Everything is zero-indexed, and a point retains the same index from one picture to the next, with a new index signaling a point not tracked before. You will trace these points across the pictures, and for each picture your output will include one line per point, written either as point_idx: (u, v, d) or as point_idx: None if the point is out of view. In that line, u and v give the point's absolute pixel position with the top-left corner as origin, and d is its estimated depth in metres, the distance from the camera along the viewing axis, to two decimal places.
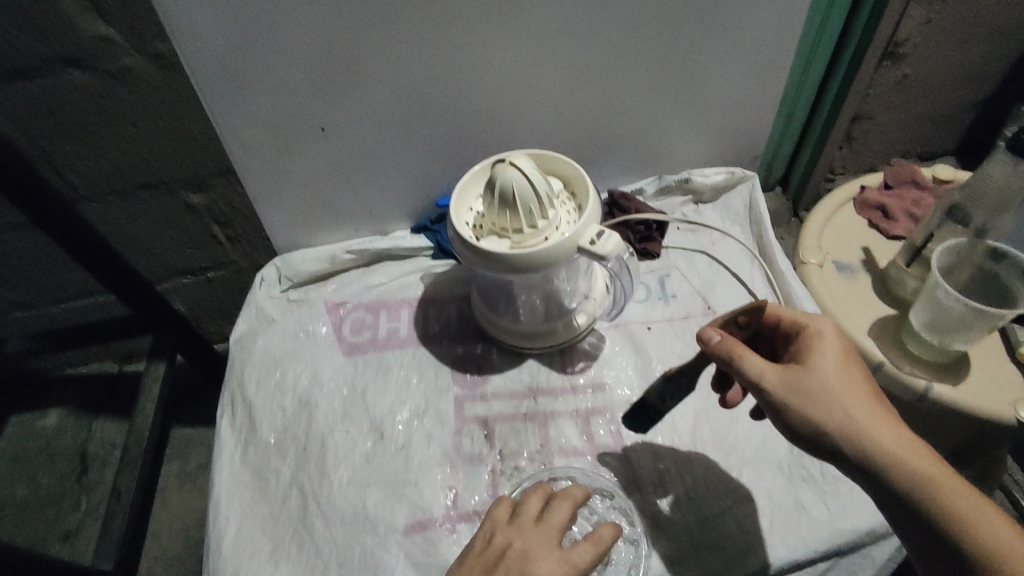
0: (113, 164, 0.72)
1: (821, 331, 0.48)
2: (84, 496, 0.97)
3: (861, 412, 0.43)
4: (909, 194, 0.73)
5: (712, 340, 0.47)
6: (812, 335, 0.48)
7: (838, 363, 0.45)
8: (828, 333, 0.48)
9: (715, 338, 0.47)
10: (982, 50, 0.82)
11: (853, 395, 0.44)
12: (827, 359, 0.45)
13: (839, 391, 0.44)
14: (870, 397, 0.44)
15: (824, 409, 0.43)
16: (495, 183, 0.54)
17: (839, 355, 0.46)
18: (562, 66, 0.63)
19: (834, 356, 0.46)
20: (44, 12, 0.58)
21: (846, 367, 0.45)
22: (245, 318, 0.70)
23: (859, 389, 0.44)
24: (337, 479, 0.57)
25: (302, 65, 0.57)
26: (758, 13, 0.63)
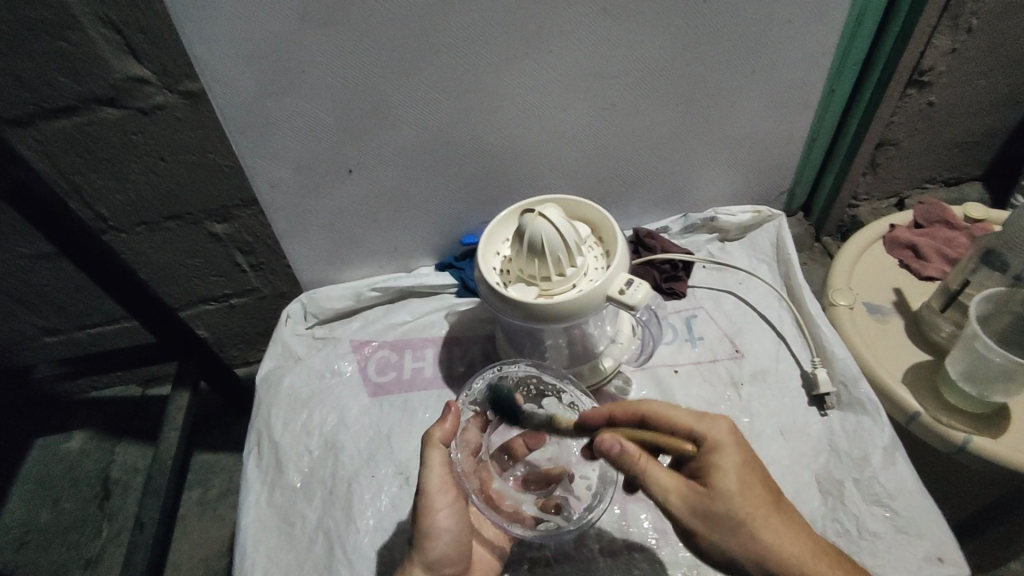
0: (139, 196, 0.73)
1: (720, 444, 0.44)
2: (105, 523, 0.95)
3: (774, 533, 0.42)
4: (942, 234, 0.72)
5: (612, 452, 0.45)
6: (711, 447, 0.44)
7: (739, 482, 0.42)
8: (725, 440, 0.44)
9: (615, 450, 0.45)
10: (1008, 82, 0.81)
11: (760, 516, 0.42)
12: (725, 479, 0.42)
13: (749, 518, 0.42)
14: (776, 512, 0.42)
15: (736, 532, 0.42)
16: (524, 231, 0.55)
17: (739, 465, 0.43)
18: (588, 105, 0.63)
19: (734, 473, 0.43)
20: (78, 54, 0.59)
21: (749, 477, 0.43)
22: (271, 356, 0.71)
23: (765, 507, 0.42)
24: (364, 525, 0.58)
25: (331, 110, 0.57)
26: (782, 54, 0.63)
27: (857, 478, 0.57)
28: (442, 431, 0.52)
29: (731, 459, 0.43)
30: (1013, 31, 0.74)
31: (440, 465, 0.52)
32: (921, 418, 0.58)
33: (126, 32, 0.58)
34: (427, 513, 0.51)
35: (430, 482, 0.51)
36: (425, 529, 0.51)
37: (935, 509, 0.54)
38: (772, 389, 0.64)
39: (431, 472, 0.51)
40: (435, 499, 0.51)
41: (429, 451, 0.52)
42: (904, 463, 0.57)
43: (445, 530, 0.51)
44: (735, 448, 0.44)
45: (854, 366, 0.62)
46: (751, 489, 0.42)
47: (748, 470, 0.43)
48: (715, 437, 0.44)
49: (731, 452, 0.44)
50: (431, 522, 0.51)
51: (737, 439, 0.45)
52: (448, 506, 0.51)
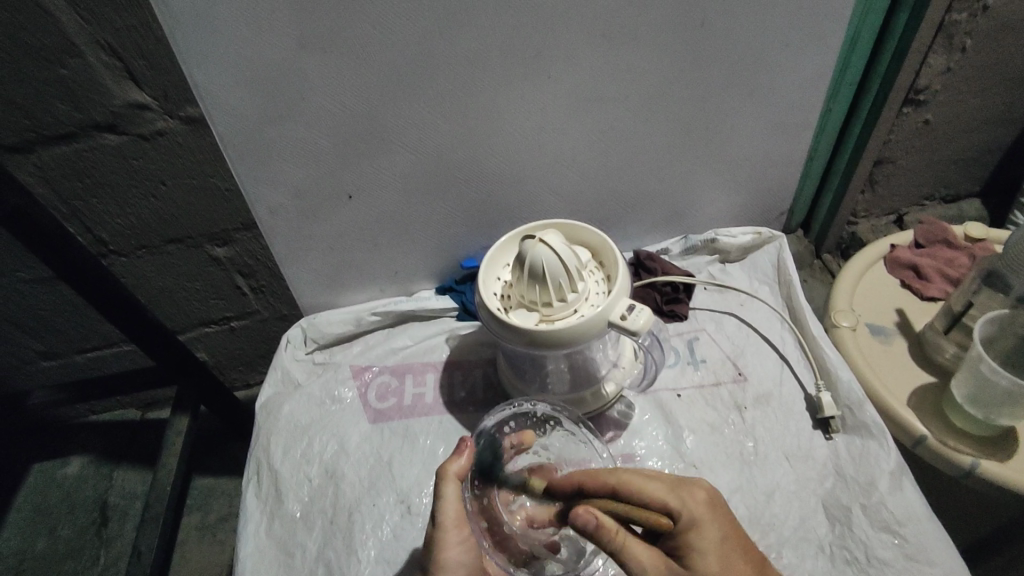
0: (142, 222, 0.73)
1: (698, 520, 0.45)
2: (104, 549, 0.94)
3: None
4: (942, 254, 0.73)
5: (588, 526, 0.44)
6: (688, 525, 0.45)
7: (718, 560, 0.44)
8: (702, 516, 0.46)
9: (592, 524, 0.43)
10: (1001, 100, 0.82)
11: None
12: (703, 560, 0.44)
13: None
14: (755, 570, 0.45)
15: None
16: (524, 257, 0.55)
17: (718, 539, 0.45)
18: (587, 130, 0.63)
19: (713, 554, 0.44)
20: (83, 82, 0.60)
21: (725, 554, 0.45)
22: (271, 381, 0.71)
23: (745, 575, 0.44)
24: (365, 555, 0.57)
25: (330, 135, 0.57)
26: (780, 76, 0.63)
27: (864, 503, 0.56)
28: (457, 465, 0.52)
29: (709, 537, 0.45)
30: (1006, 51, 0.75)
31: (455, 500, 0.51)
32: (928, 441, 0.58)
33: (126, 59, 0.58)
34: (442, 546, 0.50)
35: (445, 514, 0.50)
36: (436, 562, 0.50)
37: (944, 535, 0.54)
38: (776, 412, 0.64)
39: (446, 506, 0.51)
40: (449, 532, 0.50)
41: (443, 485, 0.51)
42: (912, 487, 0.56)
43: (458, 565, 0.50)
44: (713, 521, 0.46)
45: (859, 389, 0.62)
46: (728, 565, 0.44)
47: (727, 547, 0.45)
48: (693, 514, 0.45)
49: (708, 529, 0.45)
50: (443, 556, 0.50)
51: (714, 513, 0.46)
52: (461, 541, 0.50)
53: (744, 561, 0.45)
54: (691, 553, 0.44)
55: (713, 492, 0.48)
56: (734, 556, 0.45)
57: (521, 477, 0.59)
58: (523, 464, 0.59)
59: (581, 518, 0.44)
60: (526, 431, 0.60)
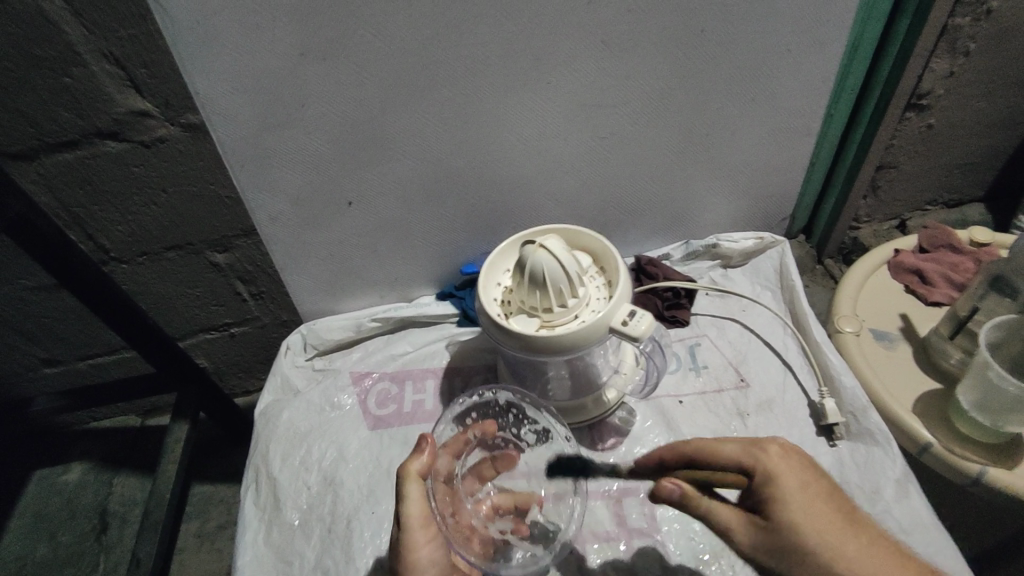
0: (142, 228, 0.72)
1: (773, 472, 0.43)
2: (102, 557, 0.93)
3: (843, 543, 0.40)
4: (946, 258, 0.72)
5: (674, 495, 0.45)
6: (764, 478, 0.43)
7: (801, 509, 0.41)
8: (779, 467, 0.43)
9: (676, 492, 0.45)
10: (1005, 105, 0.81)
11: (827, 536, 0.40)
12: (780, 508, 0.41)
13: (816, 538, 0.40)
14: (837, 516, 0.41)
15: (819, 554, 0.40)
16: (525, 263, 0.54)
17: (800, 487, 0.42)
18: (588, 135, 0.63)
19: (798, 503, 0.41)
20: (84, 89, 0.59)
21: (810, 501, 0.41)
22: (270, 388, 0.71)
23: (837, 523, 0.41)
24: (363, 564, 0.57)
25: (330, 142, 0.57)
26: (782, 82, 0.63)
27: (869, 512, 0.55)
28: (419, 463, 0.51)
29: (788, 486, 0.42)
30: (1009, 56, 0.75)
31: (420, 498, 0.50)
32: (934, 448, 0.57)
33: (128, 66, 0.58)
34: (410, 548, 0.49)
35: (411, 514, 0.49)
36: (408, 563, 0.49)
37: (951, 543, 0.53)
38: (779, 419, 0.63)
39: (411, 506, 0.50)
40: (416, 533, 0.49)
41: (406, 485, 0.50)
42: (918, 495, 0.55)
43: (429, 563, 0.49)
44: (790, 473, 0.43)
45: (863, 395, 0.61)
46: (819, 511, 0.41)
47: (811, 494, 0.42)
48: (766, 467, 0.43)
49: (785, 478, 0.42)
50: (415, 557, 0.49)
51: (790, 464, 0.43)
52: (431, 539, 0.50)
53: (834, 510, 0.41)
54: (773, 501, 0.42)
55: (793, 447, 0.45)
56: (819, 501, 0.42)
57: (484, 467, 0.62)
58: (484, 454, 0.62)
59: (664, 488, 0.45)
60: (488, 420, 0.60)
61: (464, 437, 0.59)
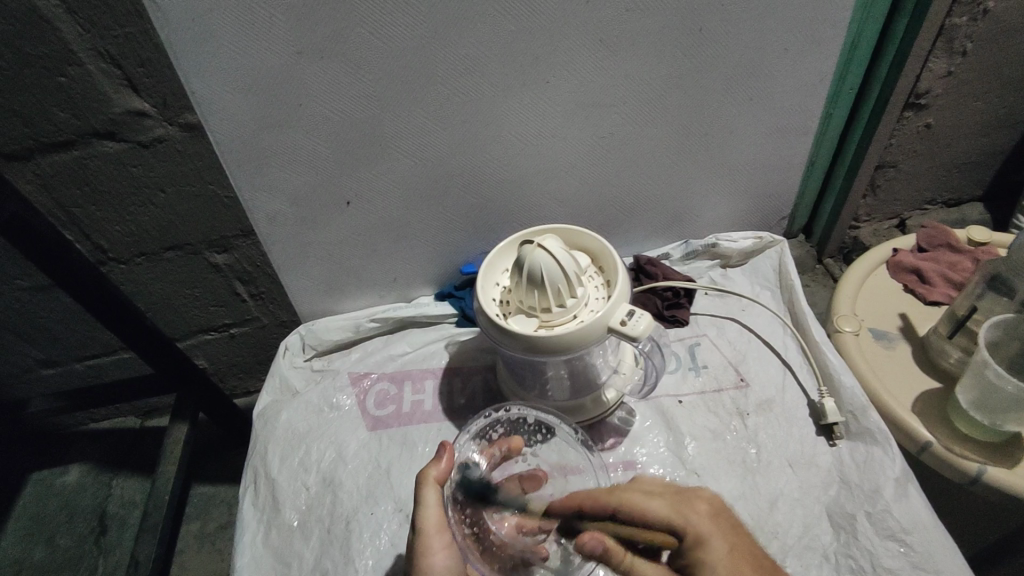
0: (140, 229, 0.72)
1: (703, 536, 0.44)
2: (101, 558, 0.93)
3: None
4: (945, 257, 0.72)
5: (596, 551, 0.45)
6: (693, 541, 0.44)
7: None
8: (708, 529, 0.45)
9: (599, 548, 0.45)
10: (1004, 103, 0.81)
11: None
12: (713, 574, 0.43)
13: None
14: None
15: None
16: (523, 263, 0.54)
17: (728, 550, 0.44)
18: (586, 135, 0.63)
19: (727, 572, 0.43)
20: (81, 89, 0.59)
21: (737, 564, 0.43)
22: (269, 389, 0.71)
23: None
24: (362, 565, 0.57)
25: (328, 141, 0.57)
26: (780, 80, 0.63)
27: (869, 511, 0.55)
28: (437, 469, 0.52)
29: (716, 551, 0.44)
30: (1007, 55, 0.75)
31: (437, 503, 0.51)
32: (933, 447, 0.57)
33: (125, 66, 0.58)
34: (424, 553, 0.49)
35: (427, 518, 0.50)
36: (422, 568, 0.49)
37: (950, 542, 0.53)
38: (779, 419, 0.63)
39: (427, 511, 0.50)
40: (432, 538, 0.49)
41: (424, 490, 0.51)
42: (918, 495, 0.55)
43: (443, 571, 0.49)
44: (718, 535, 0.45)
45: (863, 395, 0.61)
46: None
47: (738, 558, 0.44)
48: (695, 530, 0.45)
49: (713, 542, 0.44)
50: (429, 563, 0.48)
51: (717, 523, 0.46)
52: (446, 545, 0.49)
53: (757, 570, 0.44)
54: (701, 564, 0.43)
55: (717, 503, 0.48)
56: (745, 563, 0.44)
57: (514, 488, 0.58)
58: (512, 472, 0.60)
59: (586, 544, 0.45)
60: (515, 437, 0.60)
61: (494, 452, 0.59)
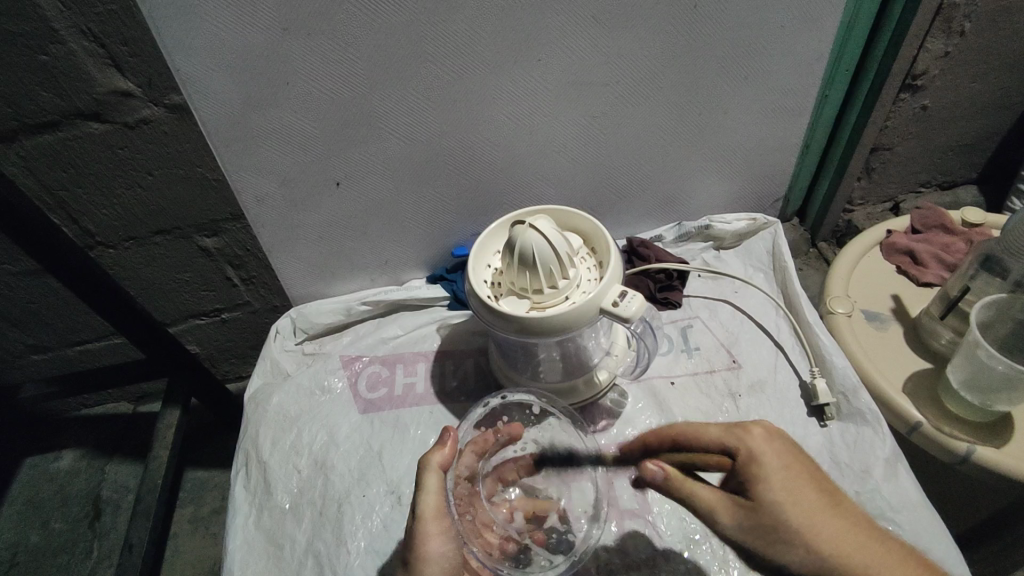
0: (128, 211, 0.71)
1: (755, 453, 0.42)
2: (96, 543, 0.93)
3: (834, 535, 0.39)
4: (938, 238, 0.72)
5: (657, 478, 0.45)
6: (746, 458, 0.42)
7: (784, 488, 0.40)
8: (762, 450, 0.42)
9: (659, 475, 0.45)
10: (999, 84, 0.81)
11: (807, 520, 0.39)
12: (768, 487, 0.40)
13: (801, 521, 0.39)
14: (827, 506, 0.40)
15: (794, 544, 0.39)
16: (515, 243, 0.54)
17: (783, 467, 0.41)
18: (579, 115, 0.62)
19: (777, 483, 0.40)
20: (64, 68, 0.58)
21: (791, 481, 0.41)
22: (260, 372, 0.70)
23: (815, 500, 0.40)
24: (354, 548, 0.57)
25: (316, 120, 0.56)
26: (776, 59, 0.62)
27: (860, 491, 0.56)
28: (440, 455, 0.51)
29: (771, 467, 0.41)
30: (1003, 35, 0.74)
31: (437, 489, 0.50)
32: (923, 427, 0.57)
33: (109, 45, 0.57)
34: (422, 539, 0.48)
35: (426, 505, 0.49)
36: (419, 557, 0.47)
37: (939, 522, 0.53)
38: (771, 400, 0.63)
39: (427, 496, 0.49)
40: (429, 524, 0.48)
41: (426, 474, 0.50)
42: (908, 475, 0.56)
43: (441, 558, 0.48)
44: (773, 454, 0.42)
45: (854, 375, 0.61)
46: (798, 497, 0.40)
47: (794, 474, 0.41)
48: (749, 446, 0.42)
49: (768, 458, 0.42)
50: (426, 549, 0.48)
51: (774, 446, 0.43)
52: (443, 532, 0.48)
53: (816, 490, 0.41)
54: (754, 481, 0.41)
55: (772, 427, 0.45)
56: (800, 479, 0.41)
57: (507, 471, 0.61)
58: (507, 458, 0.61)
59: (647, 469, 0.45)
60: (516, 424, 0.60)
61: (491, 434, 0.59)
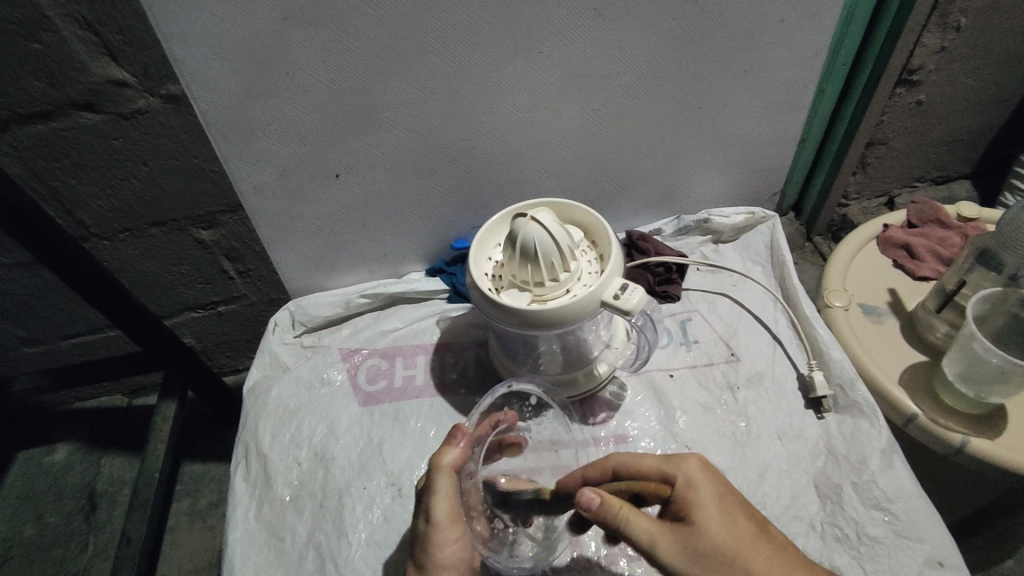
0: (123, 203, 0.71)
1: (691, 485, 0.44)
2: (92, 536, 0.93)
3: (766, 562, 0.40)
4: (934, 232, 0.73)
5: (592, 507, 0.44)
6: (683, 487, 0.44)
7: (719, 518, 0.42)
8: (697, 477, 0.45)
9: (597, 502, 0.44)
10: (994, 80, 0.81)
11: (743, 543, 0.41)
12: (702, 515, 0.42)
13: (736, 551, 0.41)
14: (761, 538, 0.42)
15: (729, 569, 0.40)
16: (516, 237, 0.54)
17: (716, 496, 0.43)
18: (579, 107, 0.62)
19: (713, 506, 0.43)
20: (58, 58, 0.57)
21: (725, 524, 0.42)
22: (259, 364, 0.70)
23: (748, 541, 0.41)
24: (356, 539, 0.57)
25: (315, 111, 0.56)
26: (774, 54, 0.62)
27: (855, 482, 0.56)
28: (453, 458, 0.50)
29: (705, 493, 0.43)
30: (999, 30, 0.75)
31: (449, 493, 0.49)
32: (918, 419, 0.58)
33: (104, 35, 0.56)
34: (439, 547, 0.48)
35: (441, 512, 0.49)
36: (436, 561, 0.49)
37: (934, 512, 0.54)
38: (768, 392, 0.64)
39: (440, 502, 0.49)
40: (446, 530, 0.49)
41: (438, 478, 0.49)
42: (903, 465, 0.56)
43: (455, 560, 0.49)
44: (705, 484, 0.44)
45: (851, 367, 0.62)
46: (732, 527, 0.42)
47: (727, 503, 0.43)
48: (685, 476, 0.45)
49: (704, 508, 0.43)
50: (443, 554, 0.49)
51: (707, 477, 0.45)
52: (459, 536, 0.50)
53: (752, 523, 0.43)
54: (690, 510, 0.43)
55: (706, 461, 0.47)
56: (733, 510, 0.43)
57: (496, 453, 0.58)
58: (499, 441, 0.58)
59: (585, 498, 0.44)
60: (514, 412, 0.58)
61: (488, 425, 0.56)
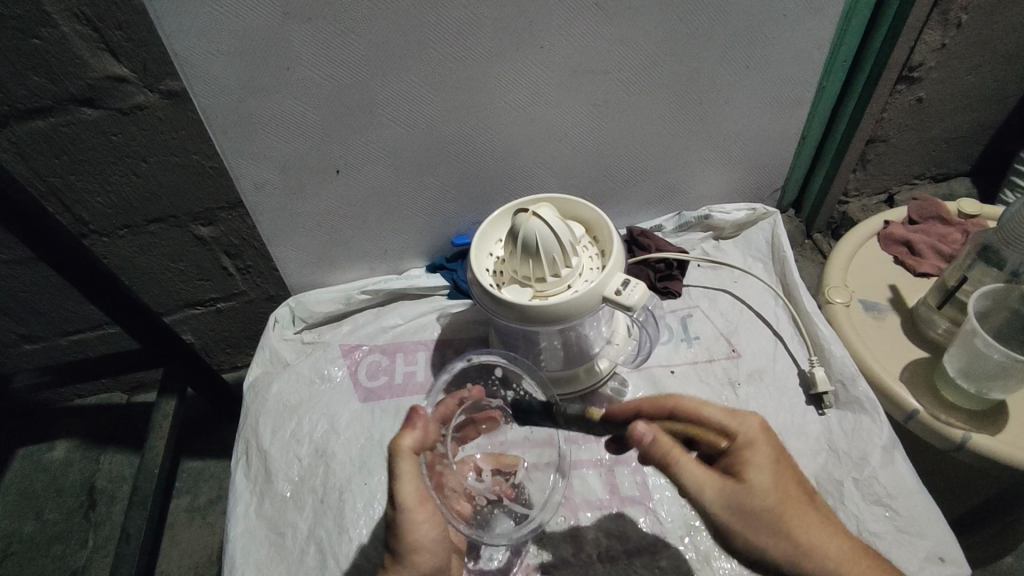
0: (122, 199, 0.70)
1: (752, 442, 0.46)
2: (91, 533, 0.93)
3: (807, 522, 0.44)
4: (934, 229, 0.73)
5: (645, 439, 0.47)
6: (743, 444, 0.46)
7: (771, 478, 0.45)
8: (759, 438, 0.46)
9: (649, 438, 0.47)
10: (995, 76, 0.81)
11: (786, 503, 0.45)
12: (758, 473, 0.45)
13: (781, 508, 0.44)
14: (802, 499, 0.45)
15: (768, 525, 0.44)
16: (518, 232, 0.54)
17: (771, 458, 0.46)
18: (580, 103, 0.62)
19: (768, 468, 0.45)
20: (57, 53, 0.57)
21: (777, 479, 0.45)
22: (259, 361, 0.70)
23: (791, 498, 0.45)
24: (357, 535, 0.57)
25: (316, 107, 0.56)
26: (776, 50, 0.62)
27: (856, 477, 0.56)
28: (410, 439, 0.49)
29: (764, 453, 0.46)
30: (1000, 27, 0.74)
31: (415, 475, 0.49)
32: (919, 415, 0.58)
33: (103, 30, 0.56)
34: (409, 530, 0.47)
35: (405, 494, 0.48)
36: (408, 545, 0.47)
37: (936, 508, 0.54)
38: (769, 388, 0.64)
39: (404, 484, 0.48)
40: (413, 512, 0.48)
41: (398, 462, 0.49)
42: (903, 461, 0.56)
43: (431, 542, 0.48)
44: (764, 442, 0.46)
45: (852, 363, 0.62)
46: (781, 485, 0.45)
47: (780, 465, 0.46)
48: (747, 434, 0.46)
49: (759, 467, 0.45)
50: (415, 538, 0.47)
51: (768, 438, 0.47)
52: (429, 518, 0.48)
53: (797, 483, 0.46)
54: (745, 466, 0.45)
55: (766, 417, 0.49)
56: (783, 468, 0.46)
57: (468, 432, 0.61)
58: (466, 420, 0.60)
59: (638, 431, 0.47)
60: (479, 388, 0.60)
61: (453, 401, 0.58)
